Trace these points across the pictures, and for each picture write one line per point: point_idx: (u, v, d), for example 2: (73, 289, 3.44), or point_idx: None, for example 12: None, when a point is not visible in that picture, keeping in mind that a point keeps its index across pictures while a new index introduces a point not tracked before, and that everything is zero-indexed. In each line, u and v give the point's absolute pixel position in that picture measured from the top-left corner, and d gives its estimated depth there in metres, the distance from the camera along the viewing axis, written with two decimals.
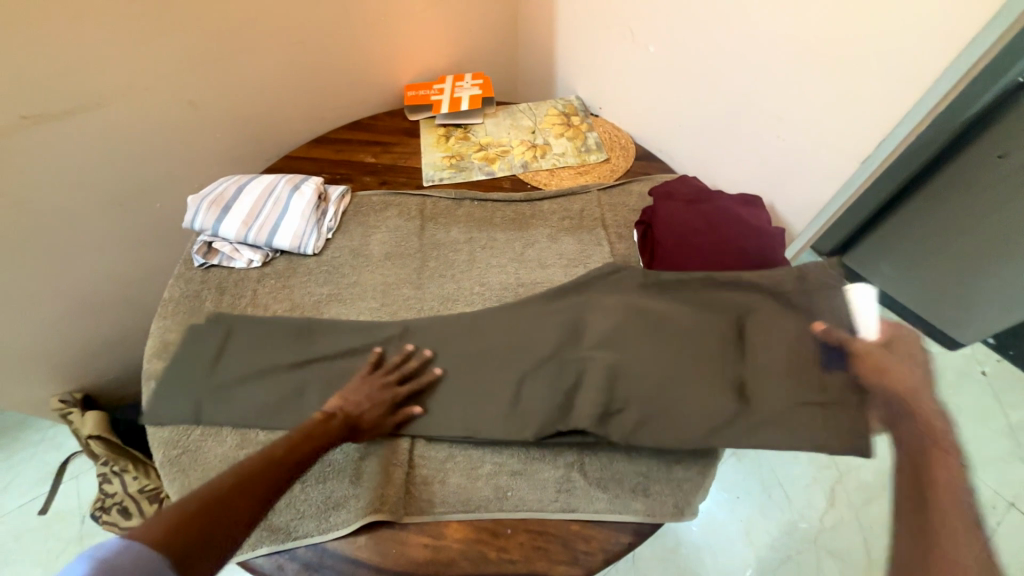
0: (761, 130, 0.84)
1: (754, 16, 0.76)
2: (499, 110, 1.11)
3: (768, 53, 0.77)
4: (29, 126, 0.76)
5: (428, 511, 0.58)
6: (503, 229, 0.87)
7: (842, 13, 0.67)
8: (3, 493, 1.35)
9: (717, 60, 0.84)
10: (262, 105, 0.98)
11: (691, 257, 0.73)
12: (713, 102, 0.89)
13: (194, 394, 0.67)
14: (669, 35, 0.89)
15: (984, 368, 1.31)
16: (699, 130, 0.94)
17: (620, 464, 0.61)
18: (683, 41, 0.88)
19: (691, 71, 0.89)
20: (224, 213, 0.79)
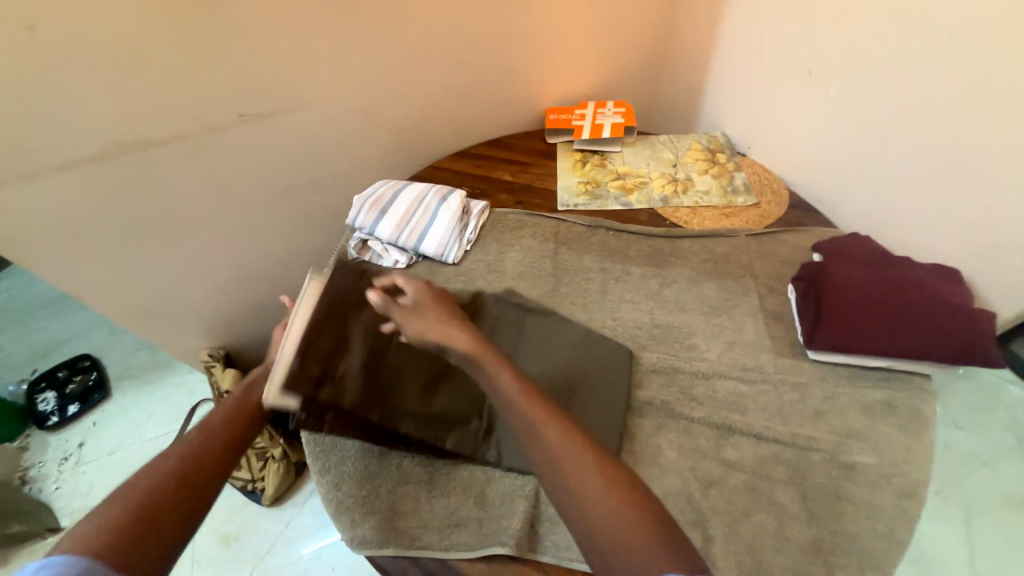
0: (969, 194, 0.75)
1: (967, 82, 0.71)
2: (638, 140, 1.09)
3: (999, 111, 0.69)
4: (243, 122, 0.89)
5: (552, 553, 0.57)
6: (639, 264, 0.84)
7: None
8: (145, 422, 1.57)
9: (926, 111, 0.76)
10: (419, 118, 1.06)
11: (867, 328, 0.65)
12: (906, 155, 0.80)
13: None
14: (862, 79, 0.82)
15: None
16: (876, 183, 0.86)
17: (770, 552, 0.55)
18: (881, 88, 0.80)
19: (884, 119, 0.81)
20: (381, 215, 0.86)
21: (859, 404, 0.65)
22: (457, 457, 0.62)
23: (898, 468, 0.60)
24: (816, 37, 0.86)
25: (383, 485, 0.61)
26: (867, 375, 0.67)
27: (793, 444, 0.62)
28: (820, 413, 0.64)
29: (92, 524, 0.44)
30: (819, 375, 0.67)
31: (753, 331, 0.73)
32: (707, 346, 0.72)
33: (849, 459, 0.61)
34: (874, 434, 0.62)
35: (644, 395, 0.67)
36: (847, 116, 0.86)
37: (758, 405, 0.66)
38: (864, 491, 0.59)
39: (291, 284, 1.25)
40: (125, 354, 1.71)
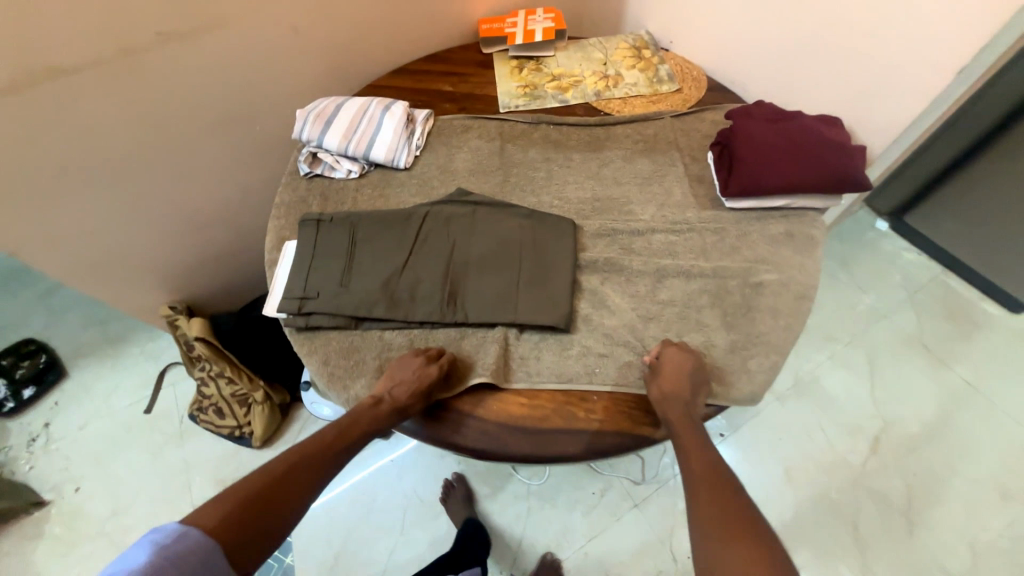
0: (852, 44, 0.85)
1: None
2: (569, 44, 1.13)
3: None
4: (163, 43, 0.85)
5: (526, 380, 0.67)
6: (578, 151, 0.91)
7: None
8: (112, 393, 1.55)
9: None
10: (351, 34, 1.04)
11: (770, 171, 0.76)
12: (800, 16, 0.89)
13: (312, 271, 0.73)
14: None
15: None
16: (779, 50, 0.95)
17: (700, 349, 0.68)
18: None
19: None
20: (327, 127, 0.87)
21: (767, 237, 0.77)
22: (431, 323, 0.70)
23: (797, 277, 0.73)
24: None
25: (369, 354, 0.70)
26: (772, 214, 0.79)
27: (714, 272, 0.73)
28: (737, 248, 0.76)
29: (222, 504, 0.54)
30: (734, 219, 0.79)
31: (680, 193, 0.83)
32: (642, 211, 0.81)
33: (759, 278, 0.72)
34: (778, 257, 0.75)
35: (592, 254, 0.76)
36: None
37: (686, 248, 0.76)
38: (770, 299, 0.71)
39: (244, 226, 1.24)
40: (76, 332, 1.64)
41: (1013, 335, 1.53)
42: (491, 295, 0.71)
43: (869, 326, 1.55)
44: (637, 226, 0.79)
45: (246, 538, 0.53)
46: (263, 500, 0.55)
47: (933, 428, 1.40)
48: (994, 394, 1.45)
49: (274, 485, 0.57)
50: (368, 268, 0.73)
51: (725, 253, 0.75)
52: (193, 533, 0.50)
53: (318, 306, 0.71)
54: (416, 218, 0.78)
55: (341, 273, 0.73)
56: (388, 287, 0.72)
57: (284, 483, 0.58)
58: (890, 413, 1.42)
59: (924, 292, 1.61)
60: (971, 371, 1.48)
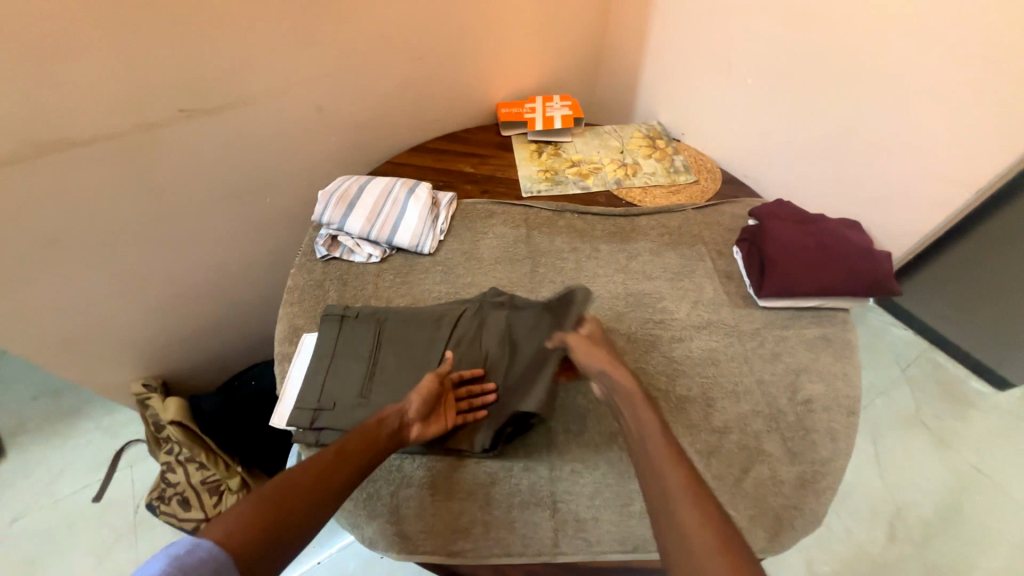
0: (877, 145, 0.91)
1: (857, 75, 0.87)
2: (585, 130, 1.17)
3: (900, 89, 0.85)
4: (180, 119, 0.82)
5: (585, 549, 0.57)
6: (605, 241, 0.90)
7: (939, 94, 0.82)
8: (56, 478, 1.35)
9: (835, 84, 0.90)
10: (372, 113, 1.03)
11: (806, 273, 0.76)
12: (824, 121, 0.95)
13: (330, 379, 0.66)
14: (780, 65, 0.95)
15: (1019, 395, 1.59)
16: (799, 147, 1.00)
17: (767, 484, 0.61)
18: (795, 71, 0.94)
19: (802, 97, 0.95)
20: (349, 211, 0.83)
21: (804, 340, 0.75)
22: (461, 457, 0.61)
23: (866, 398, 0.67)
24: (733, 34, 0.99)
25: (383, 488, 0.59)
26: (805, 315, 0.79)
27: (760, 387, 0.69)
28: (778, 353, 0.73)
29: (241, 512, 0.46)
30: (770, 319, 0.78)
31: (711, 289, 0.82)
32: (676, 307, 0.79)
33: (807, 391, 0.69)
34: (821, 365, 0.73)
35: (636, 361, 0.72)
36: (770, 100, 0.99)
37: (728, 356, 0.73)
38: (824, 419, 0.67)
39: (238, 297, 1.15)
40: (21, 403, 1.45)
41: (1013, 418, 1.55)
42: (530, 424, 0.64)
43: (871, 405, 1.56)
44: (673, 325, 0.77)
45: (260, 557, 0.44)
46: (281, 510, 0.47)
47: (948, 516, 1.37)
48: (999, 479, 1.44)
49: (294, 493, 0.49)
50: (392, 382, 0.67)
51: (766, 358, 0.73)
52: (207, 543, 0.42)
53: (333, 420, 0.63)
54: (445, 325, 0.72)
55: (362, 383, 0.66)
56: None
57: (302, 494, 0.49)
58: (902, 497, 1.40)
59: (916, 369, 1.64)
60: (971, 452, 1.49)
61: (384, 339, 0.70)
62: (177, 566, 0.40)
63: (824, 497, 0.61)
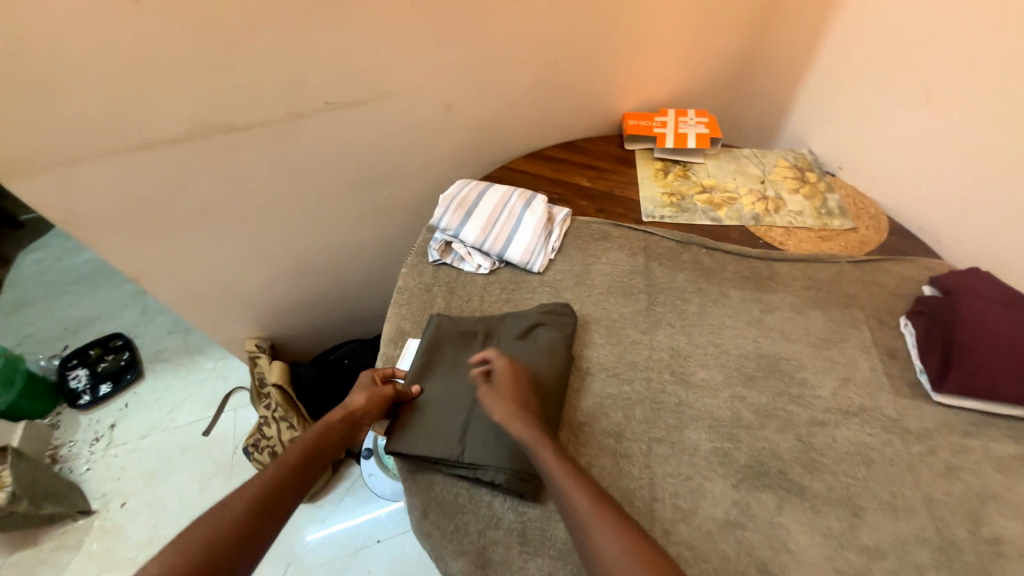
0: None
1: None
2: (721, 152, 1.05)
3: None
4: (324, 110, 0.85)
5: None
6: (736, 286, 0.80)
7: None
8: (177, 407, 1.54)
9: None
10: (498, 116, 1.01)
11: (1004, 373, 0.61)
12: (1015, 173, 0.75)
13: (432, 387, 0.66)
14: (988, 97, 0.76)
15: None
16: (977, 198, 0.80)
17: None
18: (999, 106, 0.75)
19: (1000, 139, 0.76)
20: (466, 218, 0.82)
21: (993, 456, 0.60)
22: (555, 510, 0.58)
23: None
24: (936, 51, 0.81)
25: (472, 524, 0.57)
26: (995, 423, 0.63)
27: (925, 506, 0.56)
28: (954, 467, 0.59)
29: (187, 542, 0.48)
30: (945, 419, 0.63)
31: (867, 366, 0.69)
32: (821, 382, 0.68)
33: (994, 525, 0.55)
34: (1016, 495, 0.57)
35: (764, 440, 0.62)
36: (978, 142, 0.78)
37: (884, 458, 0.60)
38: (1018, 569, 0.52)
39: (344, 278, 1.21)
40: (159, 335, 1.67)
41: None
42: (633, 490, 0.59)
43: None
44: (815, 404, 0.65)
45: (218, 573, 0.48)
46: (234, 530, 0.50)
47: None
48: None
49: (244, 514, 0.51)
50: None
51: (938, 470, 0.59)
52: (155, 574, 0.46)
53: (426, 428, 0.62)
54: (547, 358, 0.67)
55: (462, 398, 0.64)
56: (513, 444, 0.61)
57: (256, 513, 0.52)
58: None
59: None
60: None
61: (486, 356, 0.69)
62: None
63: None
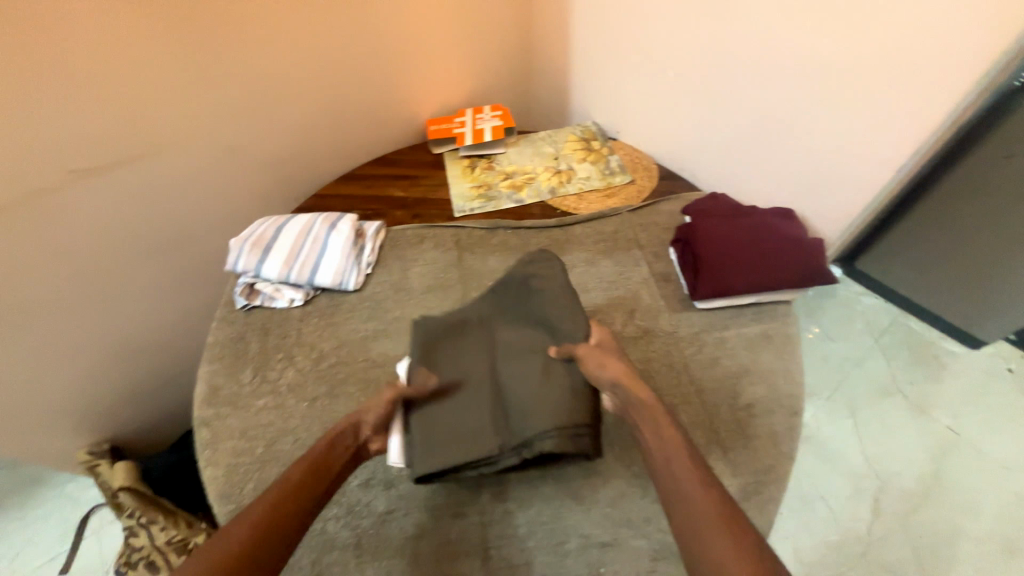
0: (950, 97, 0.76)
1: (770, 56, 0.85)
2: (519, 139, 1.14)
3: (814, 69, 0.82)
4: (73, 180, 0.77)
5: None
6: (540, 256, 0.88)
7: (844, 72, 0.80)
8: (19, 555, 1.28)
9: (893, 43, 0.74)
10: (291, 148, 1.00)
11: (739, 270, 0.74)
12: (746, 117, 0.93)
13: (469, 397, 0.65)
14: (685, 54, 0.94)
15: (1009, 365, 1.50)
16: (867, 121, 0.83)
17: None
18: (743, 63, 0.88)
19: (709, 89, 0.94)
20: (265, 255, 0.80)
21: (743, 339, 0.73)
22: (388, 511, 0.62)
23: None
24: (653, 29, 0.96)
25: (308, 554, 0.59)
26: (744, 313, 0.77)
27: (699, 397, 0.67)
28: (716, 359, 0.71)
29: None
30: (707, 322, 0.75)
31: (648, 295, 0.80)
32: (614, 319, 0.77)
33: (747, 395, 0.68)
34: (760, 366, 0.71)
35: None
36: (692, 92, 0.97)
37: (665, 369, 0.70)
38: (765, 423, 0.66)
39: (179, 350, 1.10)
40: None
41: (1002, 386, 1.47)
42: (458, 466, 0.64)
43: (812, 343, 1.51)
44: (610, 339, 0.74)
45: None
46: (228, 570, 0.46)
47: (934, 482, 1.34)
48: (977, 440, 1.40)
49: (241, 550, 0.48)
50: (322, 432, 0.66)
51: (705, 366, 0.71)
52: None
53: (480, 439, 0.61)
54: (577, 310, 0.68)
55: (528, 383, 0.64)
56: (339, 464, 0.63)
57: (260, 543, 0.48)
58: (883, 469, 1.37)
59: (890, 337, 1.54)
60: (951, 416, 1.43)
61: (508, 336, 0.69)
62: None
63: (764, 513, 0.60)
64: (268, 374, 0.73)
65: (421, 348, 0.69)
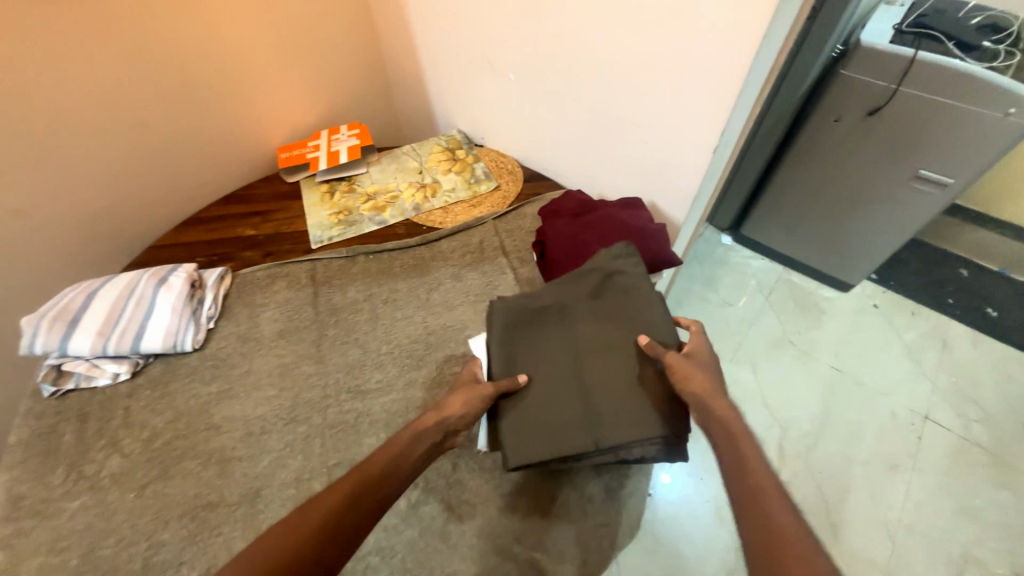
0: (733, 91, 0.67)
1: (573, 48, 0.79)
2: (382, 156, 1.09)
3: (608, 62, 0.77)
4: None
5: None
6: (404, 278, 0.84)
7: (633, 62, 0.74)
8: None
9: (668, 32, 0.68)
10: (109, 200, 0.86)
11: None
12: (574, 111, 0.88)
13: (545, 387, 0.60)
14: (509, 52, 0.89)
15: (874, 302, 1.56)
16: (672, 117, 0.76)
17: (579, 503, 0.59)
18: (555, 58, 0.83)
19: (537, 86, 0.90)
20: (72, 329, 0.69)
21: None
22: None
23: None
24: (476, 29, 0.91)
25: None
26: None
27: None
28: None
29: None
30: None
31: None
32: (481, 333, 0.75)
33: None
34: None
35: None
36: (528, 90, 0.92)
37: None
38: None
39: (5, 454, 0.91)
40: None
41: (875, 319, 1.53)
42: None
43: (676, 314, 1.54)
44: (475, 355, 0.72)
45: None
46: None
47: (824, 421, 1.33)
48: (858, 372, 1.42)
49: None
50: (153, 521, 0.58)
51: None
52: None
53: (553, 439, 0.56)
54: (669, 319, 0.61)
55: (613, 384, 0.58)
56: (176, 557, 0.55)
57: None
58: (781, 415, 1.35)
59: (777, 293, 1.59)
60: (832, 354, 1.46)
61: (591, 324, 0.63)
62: None
63: (630, 503, 0.61)
64: (85, 469, 0.62)
65: (508, 326, 0.64)
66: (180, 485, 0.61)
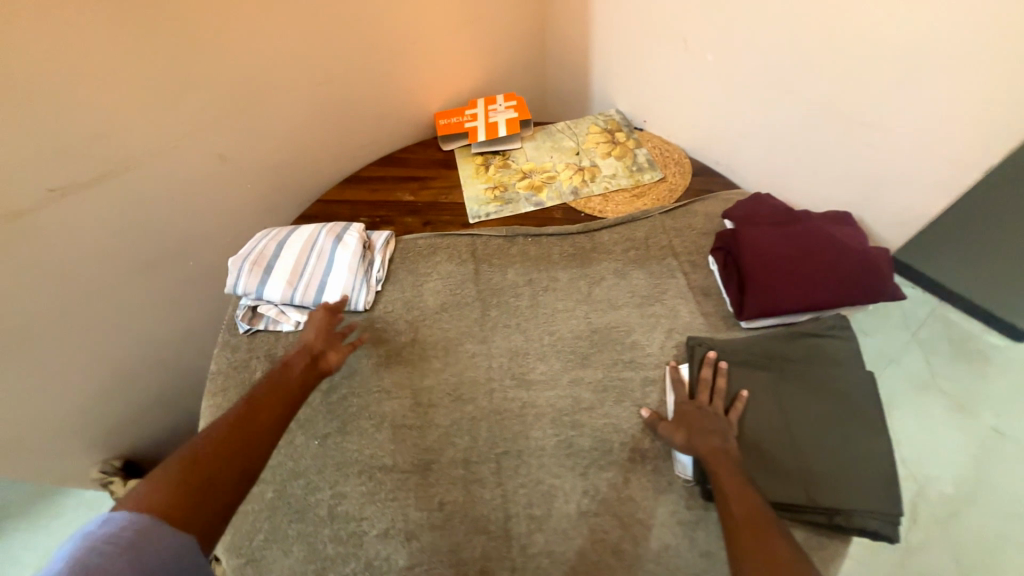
0: None
1: (819, 27, 0.68)
2: (537, 132, 1.04)
3: (865, 48, 0.66)
4: (56, 199, 0.67)
5: None
6: (564, 267, 0.80)
7: (904, 52, 0.63)
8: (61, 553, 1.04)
9: (974, 20, 0.56)
10: (288, 151, 0.90)
11: (789, 288, 0.66)
12: (787, 103, 0.77)
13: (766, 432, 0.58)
14: (721, 30, 0.79)
15: None
16: (931, 115, 0.64)
17: None
18: (787, 40, 0.72)
19: (744, 71, 0.79)
20: (267, 276, 0.73)
21: None
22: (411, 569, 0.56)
23: (876, 440, 0.57)
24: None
25: None
26: None
27: None
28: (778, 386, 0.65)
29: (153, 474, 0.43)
30: None
31: (687, 312, 0.72)
32: (652, 341, 0.70)
33: None
34: None
35: (605, 417, 0.63)
36: (727, 75, 0.82)
37: None
38: None
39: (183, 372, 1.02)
40: None
41: None
42: (483, 512, 0.58)
43: None
44: (644, 363, 0.68)
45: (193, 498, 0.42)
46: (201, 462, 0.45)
47: (977, 489, 0.94)
48: None
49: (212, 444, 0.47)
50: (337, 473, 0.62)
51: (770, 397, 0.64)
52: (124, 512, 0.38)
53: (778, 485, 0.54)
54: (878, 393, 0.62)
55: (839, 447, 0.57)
56: (358, 513, 0.59)
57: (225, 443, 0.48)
58: None
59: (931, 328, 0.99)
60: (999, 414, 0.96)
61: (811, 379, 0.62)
62: (109, 543, 0.36)
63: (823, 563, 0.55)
64: None
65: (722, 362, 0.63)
66: (357, 443, 0.63)
